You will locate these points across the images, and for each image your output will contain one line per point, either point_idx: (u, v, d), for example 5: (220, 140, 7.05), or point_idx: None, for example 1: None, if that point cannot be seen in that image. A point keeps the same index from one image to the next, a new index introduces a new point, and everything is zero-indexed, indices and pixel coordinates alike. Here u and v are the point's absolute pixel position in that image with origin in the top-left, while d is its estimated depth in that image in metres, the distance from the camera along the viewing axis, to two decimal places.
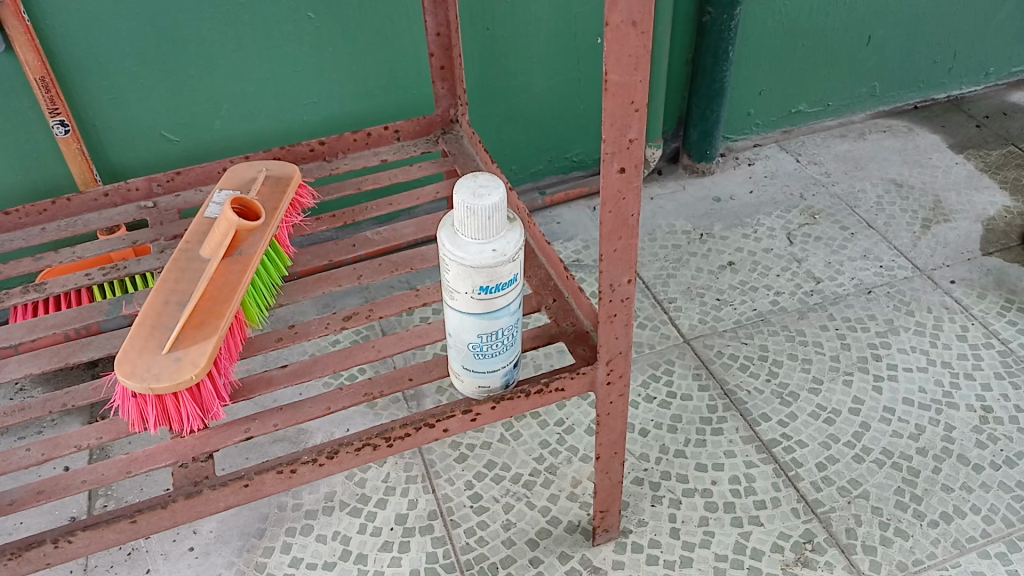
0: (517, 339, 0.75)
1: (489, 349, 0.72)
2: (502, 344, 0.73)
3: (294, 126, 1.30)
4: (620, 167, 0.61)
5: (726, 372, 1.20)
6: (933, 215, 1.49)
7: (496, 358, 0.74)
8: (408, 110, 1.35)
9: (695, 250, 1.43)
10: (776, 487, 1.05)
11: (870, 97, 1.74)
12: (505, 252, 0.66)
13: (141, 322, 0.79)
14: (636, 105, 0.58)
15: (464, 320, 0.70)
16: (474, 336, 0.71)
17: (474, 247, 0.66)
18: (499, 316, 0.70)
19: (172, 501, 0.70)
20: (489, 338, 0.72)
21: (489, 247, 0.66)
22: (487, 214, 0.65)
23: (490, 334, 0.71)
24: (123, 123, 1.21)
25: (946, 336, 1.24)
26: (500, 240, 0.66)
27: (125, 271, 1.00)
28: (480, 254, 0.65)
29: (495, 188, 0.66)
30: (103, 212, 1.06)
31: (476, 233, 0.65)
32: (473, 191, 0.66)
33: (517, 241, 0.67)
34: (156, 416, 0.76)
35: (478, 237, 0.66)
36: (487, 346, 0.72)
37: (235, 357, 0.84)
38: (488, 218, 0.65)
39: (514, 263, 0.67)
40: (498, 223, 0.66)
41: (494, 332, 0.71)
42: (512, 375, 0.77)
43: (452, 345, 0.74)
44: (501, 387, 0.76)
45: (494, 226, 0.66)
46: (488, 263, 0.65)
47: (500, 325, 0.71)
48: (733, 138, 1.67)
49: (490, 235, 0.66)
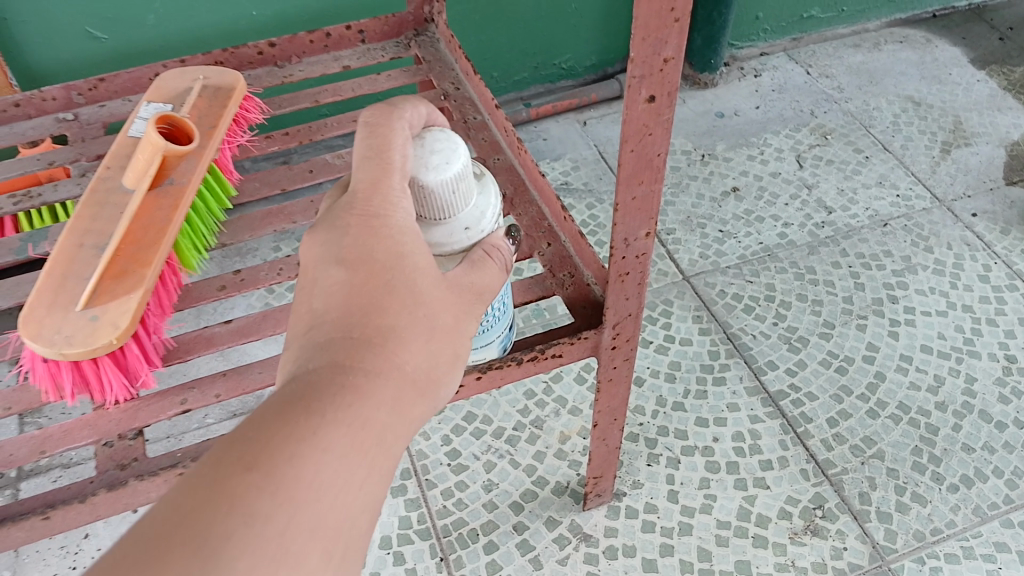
0: (506, 305, 0.61)
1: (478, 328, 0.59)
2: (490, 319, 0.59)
3: (242, 24, 1.12)
4: (649, 96, 0.47)
5: (729, 314, 1.10)
6: (953, 138, 1.36)
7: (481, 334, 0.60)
8: (375, 5, 1.17)
9: (695, 174, 1.30)
10: (783, 445, 0.95)
11: (887, 3, 1.58)
12: (479, 227, 0.51)
13: (48, 271, 0.66)
14: (676, 14, 0.43)
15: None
16: None
17: (436, 231, 0.50)
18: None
19: (91, 494, 0.58)
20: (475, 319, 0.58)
21: (456, 226, 0.50)
22: (445, 185, 0.48)
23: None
24: (37, 16, 1.01)
25: (967, 276, 1.13)
26: (468, 212, 0.51)
27: (40, 201, 0.85)
28: (447, 237, 0.50)
29: (448, 147, 0.49)
30: (14, 125, 0.90)
31: (442, 212, 0.49)
32: (415, 158, 0.48)
33: (488, 210, 0.52)
34: (74, 385, 0.65)
35: (445, 216, 0.50)
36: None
37: (168, 310, 0.71)
38: (453, 189, 0.49)
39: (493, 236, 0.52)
40: (463, 194, 0.50)
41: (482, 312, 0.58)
42: (506, 339, 0.64)
43: None
44: (496, 355, 0.64)
45: (458, 197, 0.49)
46: (459, 249, 0.50)
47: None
48: (739, 45, 1.52)
49: (459, 211, 0.50)
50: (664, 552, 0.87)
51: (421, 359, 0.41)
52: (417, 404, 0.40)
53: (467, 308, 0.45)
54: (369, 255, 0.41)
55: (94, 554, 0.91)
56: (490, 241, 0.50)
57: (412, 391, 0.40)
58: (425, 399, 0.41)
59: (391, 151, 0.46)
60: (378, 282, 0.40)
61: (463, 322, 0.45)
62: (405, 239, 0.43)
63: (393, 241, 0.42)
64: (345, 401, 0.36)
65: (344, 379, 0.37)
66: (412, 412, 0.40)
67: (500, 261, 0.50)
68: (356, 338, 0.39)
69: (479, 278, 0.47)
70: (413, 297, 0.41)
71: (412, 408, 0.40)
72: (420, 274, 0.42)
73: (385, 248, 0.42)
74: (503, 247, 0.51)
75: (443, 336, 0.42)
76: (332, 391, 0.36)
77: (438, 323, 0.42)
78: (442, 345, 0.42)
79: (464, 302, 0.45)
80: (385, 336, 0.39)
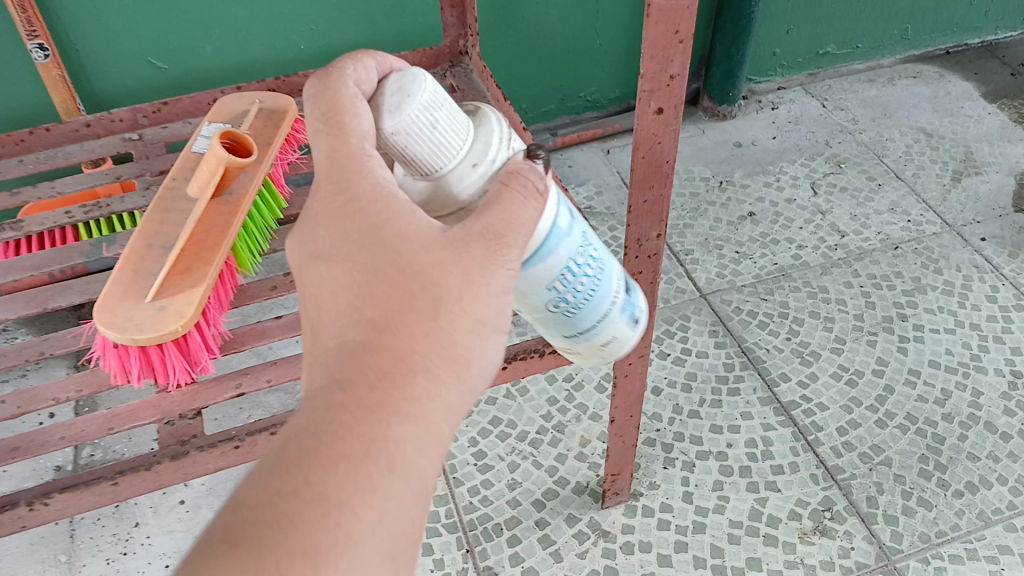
0: (605, 261, 0.54)
1: (582, 294, 0.53)
2: (591, 279, 0.53)
3: (290, 55, 1.21)
4: (658, 108, 0.54)
5: (744, 330, 1.15)
6: (964, 167, 1.41)
7: (602, 297, 0.55)
8: (413, 39, 1.26)
9: (713, 199, 1.36)
10: (794, 452, 1.00)
11: (901, 41, 1.64)
12: (488, 160, 0.47)
13: (121, 268, 0.73)
14: (680, 35, 0.50)
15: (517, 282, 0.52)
16: (554, 291, 0.52)
17: (444, 181, 0.47)
18: (552, 245, 0.51)
19: (156, 463, 0.65)
20: (569, 282, 0.52)
21: (463, 167, 0.47)
22: (426, 126, 0.45)
23: (562, 280, 0.52)
24: (106, 47, 1.12)
25: (975, 297, 1.18)
26: (471, 149, 0.47)
27: (109, 210, 0.93)
28: (456, 184, 0.47)
29: (410, 87, 0.46)
30: (85, 143, 0.99)
31: (433, 151, 0.46)
32: (382, 108, 0.47)
33: (492, 138, 0.48)
34: (140, 368, 0.72)
35: (439, 154, 0.46)
36: (571, 297, 0.54)
37: (225, 306, 0.79)
38: (431, 121, 0.46)
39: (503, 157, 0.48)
40: (452, 128, 0.46)
41: (570, 271, 0.52)
42: (630, 304, 0.58)
43: (545, 320, 0.55)
44: (626, 322, 0.57)
45: (449, 135, 0.46)
46: (476, 191, 0.47)
47: (565, 258, 0.52)
48: (757, 79, 1.59)
49: (451, 143, 0.46)
50: (678, 548, 0.92)
51: (421, 335, 0.40)
52: (431, 375, 0.40)
53: (481, 259, 0.43)
54: (344, 248, 0.42)
55: (143, 542, 0.95)
56: (512, 166, 0.47)
57: (418, 366, 0.40)
58: (442, 367, 0.41)
59: (343, 111, 0.45)
60: (357, 272, 0.41)
61: (477, 276, 0.42)
62: (379, 214, 0.42)
63: (366, 223, 0.42)
64: (335, 396, 0.38)
65: (336, 375, 0.39)
66: (426, 382, 0.40)
67: (524, 187, 0.46)
68: (349, 332, 0.40)
69: (494, 222, 0.43)
70: (398, 274, 0.41)
71: (425, 382, 0.40)
72: (400, 247, 0.41)
73: (356, 234, 0.42)
74: (528, 170, 0.47)
75: (446, 305, 0.41)
76: (324, 390, 0.39)
77: (436, 294, 0.41)
78: (451, 314, 0.41)
79: (477, 253, 0.43)
80: (375, 323, 0.40)
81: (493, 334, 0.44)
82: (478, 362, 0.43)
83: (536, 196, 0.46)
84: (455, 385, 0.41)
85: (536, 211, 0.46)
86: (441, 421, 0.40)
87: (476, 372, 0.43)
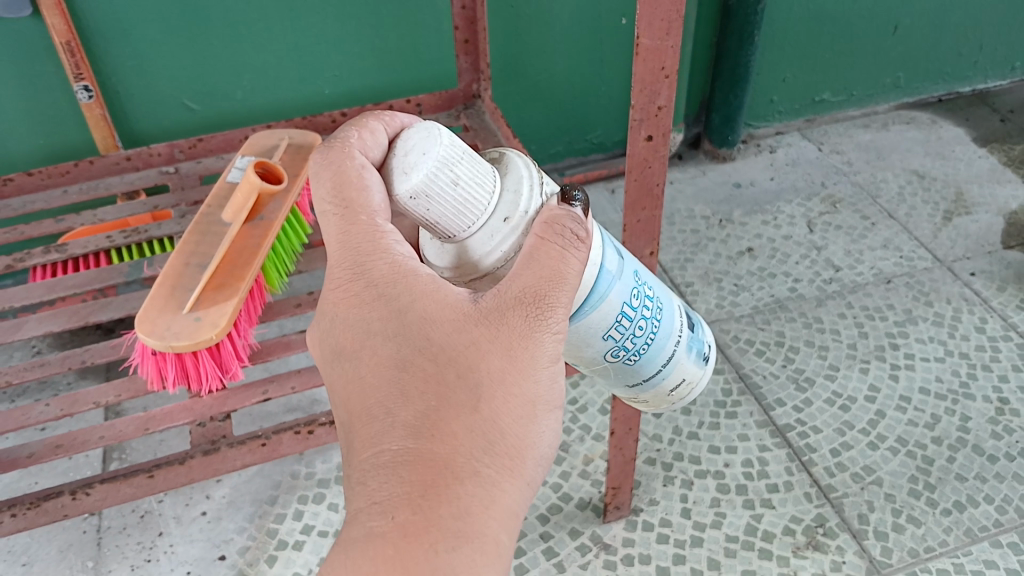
0: (661, 301, 0.60)
1: (647, 341, 0.59)
2: (651, 323, 0.59)
3: (315, 99, 1.30)
4: (647, 135, 0.63)
5: (741, 357, 1.20)
6: (955, 207, 1.47)
7: (667, 340, 0.61)
8: (429, 84, 1.34)
9: (713, 236, 1.43)
10: (789, 471, 1.04)
11: (894, 89, 1.72)
12: (519, 211, 0.48)
13: (161, 283, 0.82)
14: (665, 72, 0.59)
15: (577, 332, 0.55)
16: (623, 344, 0.58)
17: (477, 238, 0.49)
18: (608, 293, 0.54)
19: (189, 457, 0.73)
20: (635, 331, 0.58)
21: (493, 223, 0.48)
22: (451, 187, 0.46)
23: (619, 325, 0.56)
24: (145, 90, 1.21)
25: (964, 328, 1.23)
26: (500, 202, 0.49)
27: (146, 235, 1.03)
28: (489, 241, 0.49)
29: (429, 145, 0.47)
30: (124, 176, 1.07)
31: (459, 211, 0.47)
32: (397, 172, 0.48)
33: (520, 187, 0.49)
34: (176, 376, 0.80)
35: (466, 212, 0.47)
36: (629, 341, 0.58)
37: (253, 321, 0.87)
38: (452, 183, 0.46)
39: (529, 203, 0.49)
40: (477, 184, 0.47)
41: (634, 320, 0.57)
42: (691, 341, 0.64)
43: (617, 373, 0.61)
44: (691, 358, 0.64)
45: (473, 193, 0.47)
46: (508, 245, 0.49)
47: (621, 305, 0.56)
48: (756, 124, 1.67)
49: (476, 200, 0.48)
50: (676, 560, 0.96)
51: (470, 416, 0.44)
52: (485, 459, 0.44)
53: (519, 327, 0.46)
54: (387, 341, 0.47)
55: (166, 550, 0.99)
56: (546, 214, 0.47)
57: (472, 448, 0.44)
58: (498, 446, 0.45)
59: (349, 187, 0.49)
60: (400, 363, 0.46)
61: (517, 349, 0.46)
62: (414, 299, 0.47)
63: (403, 312, 0.47)
64: (394, 484, 0.42)
65: (393, 463, 0.43)
66: (484, 464, 0.44)
67: (561, 236, 0.47)
68: (401, 418, 0.44)
69: (530, 283, 0.46)
70: (437, 359, 0.46)
71: (483, 464, 0.44)
72: (435, 330, 0.46)
73: (396, 325, 0.47)
74: (565, 214, 0.47)
75: (488, 385, 0.45)
76: (383, 478, 0.43)
77: (477, 375, 0.45)
78: (491, 394, 0.45)
79: (514, 323, 0.46)
80: (424, 409, 0.44)
81: (546, 406, 0.48)
82: (537, 435, 0.47)
83: (576, 243, 0.47)
84: (517, 464, 0.45)
85: (576, 258, 0.48)
86: (503, 498, 0.44)
87: (536, 444, 0.47)
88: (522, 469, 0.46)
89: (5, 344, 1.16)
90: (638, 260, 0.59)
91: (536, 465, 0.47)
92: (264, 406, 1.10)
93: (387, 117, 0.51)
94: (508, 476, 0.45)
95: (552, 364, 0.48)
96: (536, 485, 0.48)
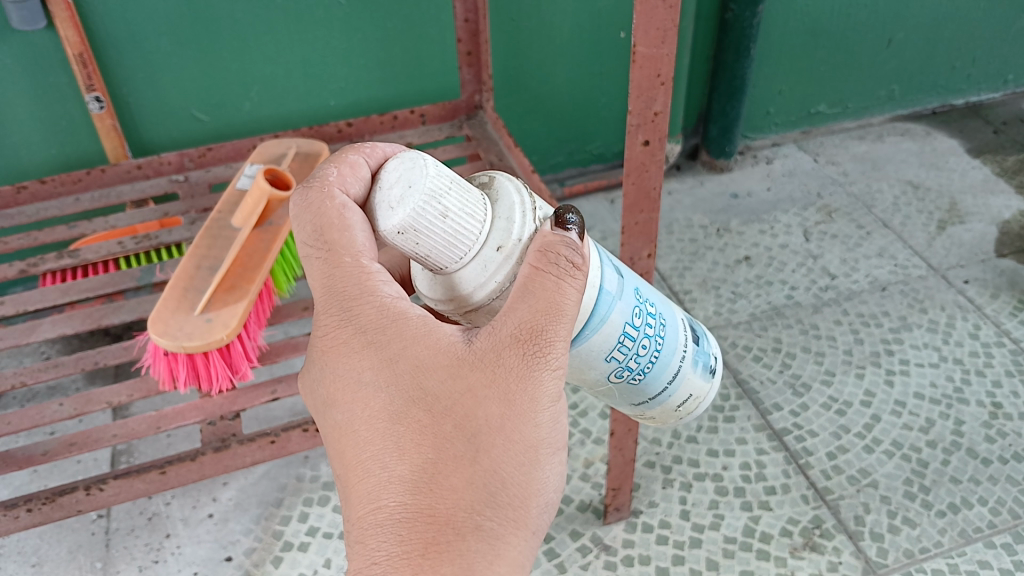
0: (664, 319, 0.61)
1: (650, 361, 0.60)
2: (653, 343, 0.59)
3: (320, 111, 1.33)
4: (644, 140, 0.65)
5: (739, 362, 1.22)
6: (949, 216, 1.49)
7: (673, 358, 0.62)
8: (433, 96, 1.37)
9: (711, 244, 1.45)
10: (786, 473, 1.06)
11: (889, 101, 1.75)
12: (511, 239, 0.48)
13: (173, 285, 0.88)
14: (661, 79, 0.62)
15: (579, 355, 0.56)
16: (625, 365, 0.58)
17: (469, 269, 0.48)
18: (609, 315, 0.55)
19: (201, 454, 0.82)
20: (638, 352, 0.58)
21: (486, 252, 0.48)
22: (440, 220, 0.46)
23: (621, 346, 0.57)
24: (156, 101, 1.23)
25: (958, 334, 1.25)
26: (493, 230, 0.49)
27: (156, 241, 1.05)
28: (483, 271, 0.48)
29: (415, 177, 0.46)
30: (135, 184, 1.09)
31: (449, 242, 0.47)
32: (381, 205, 0.47)
33: (513, 214, 0.49)
34: (187, 374, 0.87)
35: (457, 242, 0.47)
36: (632, 360, 0.58)
37: (262, 323, 0.95)
38: (441, 215, 0.46)
39: (519, 227, 0.49)
40: (468, 214, 0.47)
41: (638, 340, 0.58)
42: (697, 355, 0.65)
43: (621, 393, 0.62)
44: (696, 374, 0.65)
45: (462, 222, 0.47)
46: (502, 275, 0.49)
47: (622, 325, 0.56)
48: (752, 136, 1.70)
49: (466, 229, 0.47)
50: (676, 561, 0.97)
51: (469, 468, 0.46)
52: (487, 512, 0.46)
53: (516, 369, 0.47)
54: (382, 392, 0.48)
55: (174, 550, 1.01)
56: (540, 240, 0.47)
57: (472, 502, 0.45)
58: (501, 496, 0.46)
59: (329, 231, 0.49)
60: (395, 416, 0.47)
61: (515, 392, 0.47)
62: (405, 344, 0.48)
63: (395, 359, 0.48)
64: (393, 542, 0.45)
65: (391, 522, 0.45)
66: (486, 516, 0.46)
67: (555, 264, 0.47)
68: (398, 474, 0.46)
69: (525, 318, 0.47)
70: (434, 410, 0.47)
71: (485, 517, 0.45)
72: (429, 377, 0.47)
73: (390, 374, 0.48)
74: (559, 241, 0.47)
75: (488, 433, 0.46)
76: (383, 536, 0.45)
77: (475, 424, 0.46)
78: (490, 442, 0.46)
79: (511, 364, 0.47)
80: (420, 464, 0.46)
81: (549, 449, 0.48)
82: (541, 480, 0.48)
83: (571, 270, 0.47)
84: (522, 514, 0.47)
85: (572, 288, 0.47)
86: (510, 551, 0.46)
87: (541, 489, 0.48)
88: (527, 518, 0.47)
89: (15, 349, 1.19)
90: (638, 277, 0.60)
91: (542, 511, 0.49)
92: (270, 410, 1.12)
93: (369, 148, 0.51)
94: (512, 528, 0.46)
95: (553, 403, 0.48)
96: (544, 530, 0.49)
